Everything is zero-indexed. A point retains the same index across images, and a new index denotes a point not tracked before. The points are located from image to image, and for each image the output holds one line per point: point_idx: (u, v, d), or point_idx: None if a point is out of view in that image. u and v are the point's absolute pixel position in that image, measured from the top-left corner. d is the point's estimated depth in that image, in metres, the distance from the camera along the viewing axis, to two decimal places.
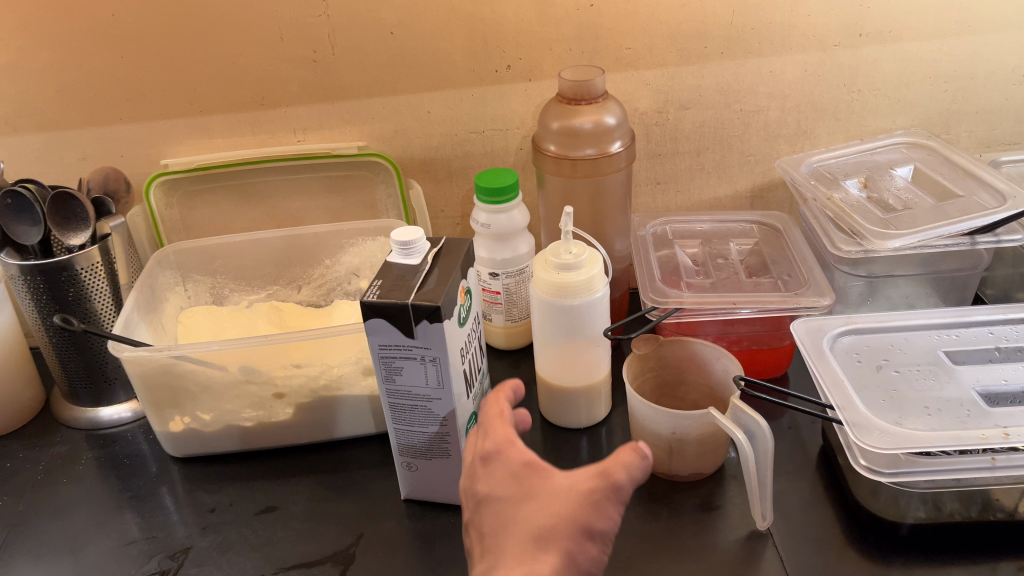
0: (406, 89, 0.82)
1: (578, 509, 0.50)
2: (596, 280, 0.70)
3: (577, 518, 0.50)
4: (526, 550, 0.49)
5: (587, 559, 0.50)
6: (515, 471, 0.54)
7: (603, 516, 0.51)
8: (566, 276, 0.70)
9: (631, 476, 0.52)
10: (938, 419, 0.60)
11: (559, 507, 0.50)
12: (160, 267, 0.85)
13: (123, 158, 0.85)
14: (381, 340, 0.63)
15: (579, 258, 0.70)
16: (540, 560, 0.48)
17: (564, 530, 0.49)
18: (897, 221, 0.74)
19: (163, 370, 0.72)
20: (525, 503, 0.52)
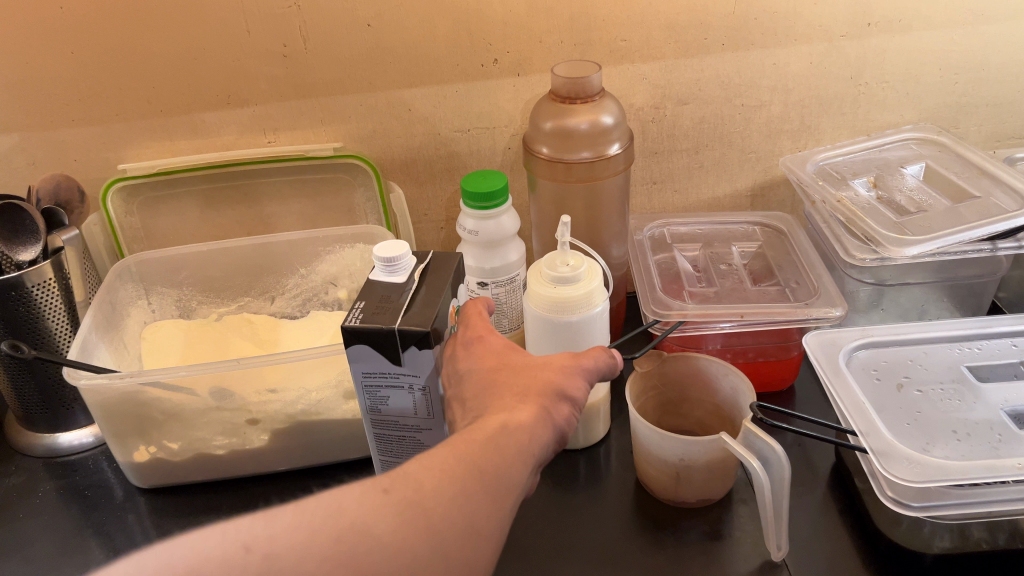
0: (385, 86, 0.76)
1: (556, 375, 0.53)
2: (596, 293, 0.65)
3: (554, 383, 0.52)
4: (507, 402, 0.50)
5: (560, 420, 0.51)
6: (498, 352, 0.56)
7: (573, 387, 0.54)
8: (564, 290, 0.64)
9: (595, 368, 0.56)
10: (968, 445, 0.56)
11: (537, 374, 0.53)
12: (120, 280, 0.78)
13: (77, 162, 0.78)
14: (364, 369, 0.58)
15: (577, 271, 0.64)
16: (521, 406, 0.50)
17: (544, 388, 0.51)
18: (912, 225, 0.70)
19: (125, 398, 0.66)
20: (505, 371, 0.53)
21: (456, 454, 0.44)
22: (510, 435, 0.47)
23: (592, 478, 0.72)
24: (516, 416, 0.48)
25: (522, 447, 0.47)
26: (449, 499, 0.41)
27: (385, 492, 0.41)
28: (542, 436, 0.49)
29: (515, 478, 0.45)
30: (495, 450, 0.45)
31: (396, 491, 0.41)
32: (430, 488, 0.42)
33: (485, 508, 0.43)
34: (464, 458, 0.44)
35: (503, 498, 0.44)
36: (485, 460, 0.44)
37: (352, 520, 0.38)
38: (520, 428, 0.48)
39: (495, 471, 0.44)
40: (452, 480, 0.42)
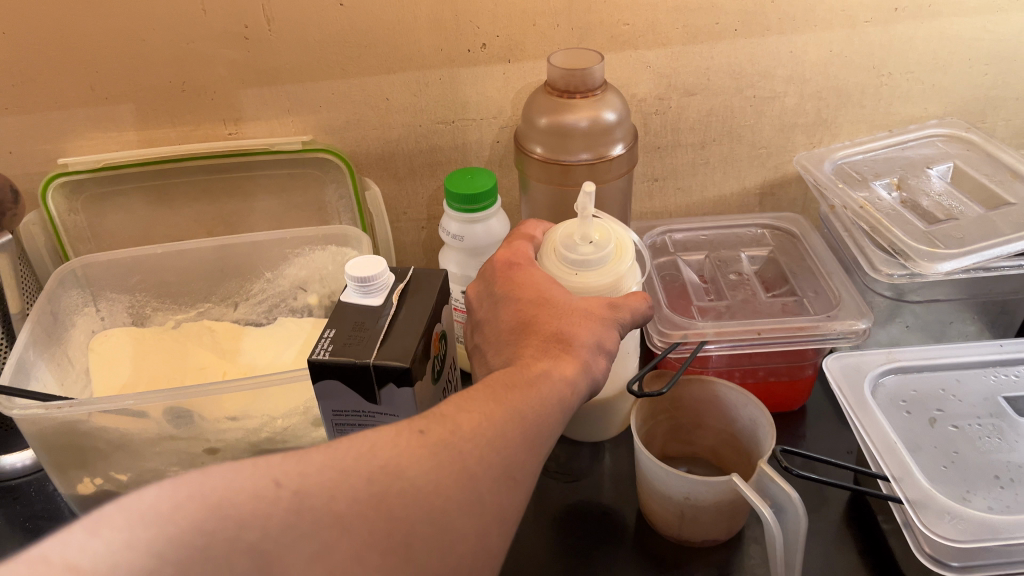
0: (360, 72, 0.67)
1: (600, 328, 0.49)
2: (628, 274, 0.56)
3: (598, 334, 0.49)
4: (546, 344, 0.47)
5: (598, 374, 0.48)
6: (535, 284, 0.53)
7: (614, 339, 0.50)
8: (590, 269, 0.55)
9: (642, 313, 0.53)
10: (1015, 494, 0.50)
11: (582, 318, 0.49)
12: (64, 286, 0.70)
13: (13, 154, 0.69)
14: (335, 406, 0.51)
15: (606, 250, 0.55)
16: (563, 354, 0.47)
17: (590, 339, 0.48)
18: (943, 237, 0.63)
19: (64, 427, 0.59)
20: (542, 307, 0.50)
21: (496, 398, 0.42)
22: (551, 385, 0.44)
23: (588, 510, 0.65)
24: (556, 364, 0.46)
25: (563, 397, 0.44)
26: (486, 443, 0.39)
27: (421, 433, 0.38)
28: (581, 390, 0.46)
29: (548, 430, 0.43)
30: (535, 400, 0.43)
31: (433, 432, 0.39)
32: (468, 433, 0.39)
33: (519, 453, 0.40)
34: (507, 407, 0.41)
35: (538, 448, 0.42)
36: (524, 410, 0.42)
37: (386, 463, 0.36)
38: (559, 380, 0.45)
39: (531, 424, 0.42)
40: (496, 423, 0.40)
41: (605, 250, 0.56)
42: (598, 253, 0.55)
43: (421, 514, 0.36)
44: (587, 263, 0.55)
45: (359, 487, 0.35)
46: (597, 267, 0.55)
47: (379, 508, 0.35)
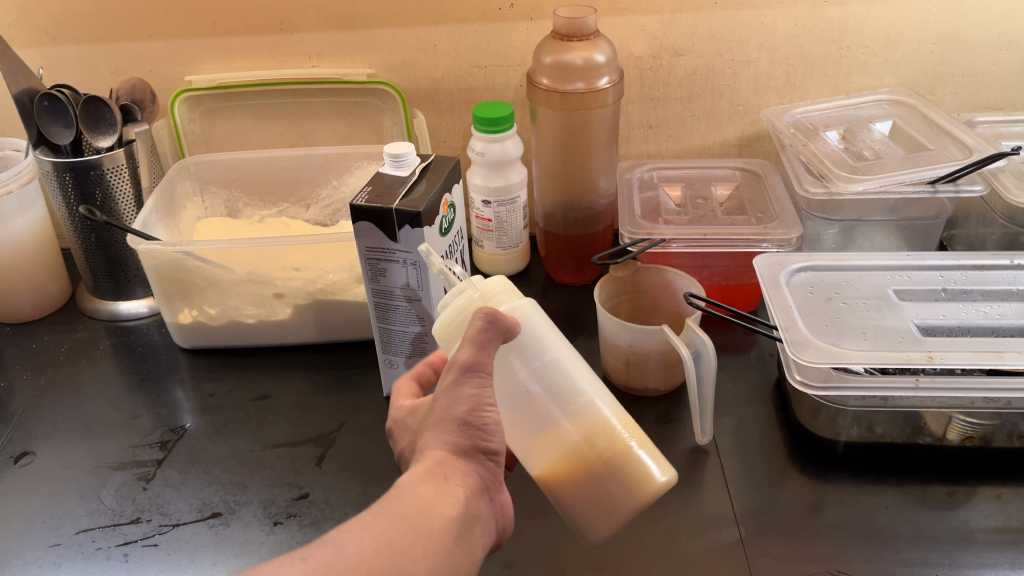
0: (415, 22, 0.87)
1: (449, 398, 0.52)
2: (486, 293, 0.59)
3: (453, 403, 0.52)
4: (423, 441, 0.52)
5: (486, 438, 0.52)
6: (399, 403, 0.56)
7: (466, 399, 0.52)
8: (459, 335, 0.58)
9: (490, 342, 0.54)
10: (872, 343, 0.65)
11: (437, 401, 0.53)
12: (181, 176, 0.92)
13: (152, 73, 0.91)
14: (367, 243, 0.69)
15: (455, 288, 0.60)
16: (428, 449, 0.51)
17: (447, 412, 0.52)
18: (865, 167, 0.78)
19: (173, 265, 0.79)
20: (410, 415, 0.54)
21: (376, 509, 0.47)
22: (429, 477, 0.49)
23: None
24: (428, 462, 0.50)
25: (442, 480, 0.50)
26: (376, 549, 0.44)
27: (304, 560, 0.43)
28: (458, 466, 0.51)
29: (439, 519, 0.48)
30: (416, 508, 0.47)
31: (314, 558, 0.43)
32: (355, 545, 0.44)
33: (417, 552, 0.45)
34: (383, 514, 0.47)
35: (437, 535, 0.47)
36: (403, 508, 0.47)
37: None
38: (433, 469, 0.50)
39: (417, 518, 0.47)
40: (377, 531, 0.45)
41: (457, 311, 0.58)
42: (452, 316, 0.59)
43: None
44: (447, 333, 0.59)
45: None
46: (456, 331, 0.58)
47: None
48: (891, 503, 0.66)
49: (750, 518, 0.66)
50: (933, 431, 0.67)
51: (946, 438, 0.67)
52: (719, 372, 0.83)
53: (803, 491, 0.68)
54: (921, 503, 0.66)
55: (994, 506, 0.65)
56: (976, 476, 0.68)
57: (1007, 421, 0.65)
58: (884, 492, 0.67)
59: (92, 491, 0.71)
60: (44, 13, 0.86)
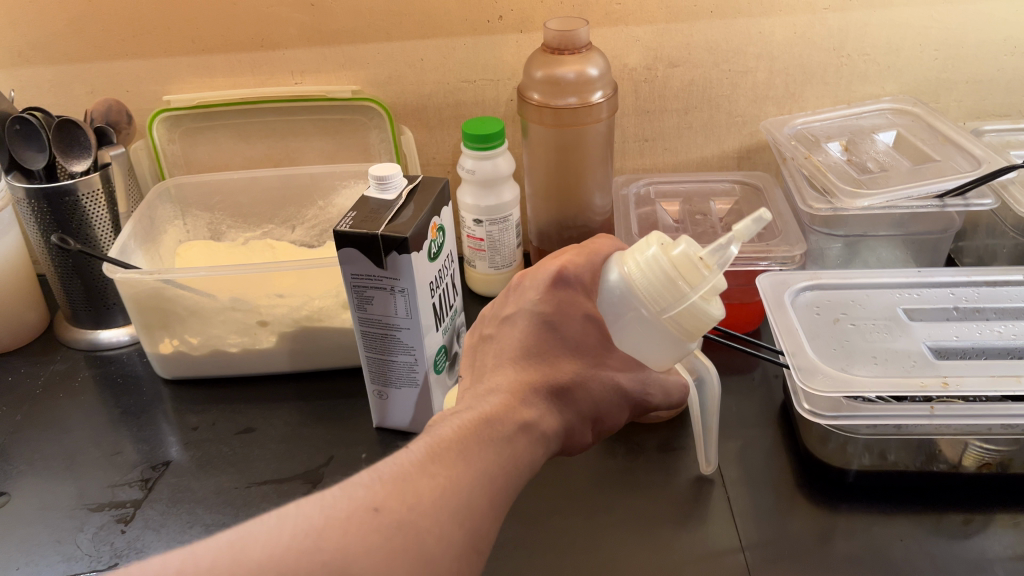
0: (400, 36, 0.84)
1: (605, 390, 0.56)
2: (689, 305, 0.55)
3: (594, 397, 0.55)
4: (537, 391, 0.53)
5: (577, 432, 0.56)
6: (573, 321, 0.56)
7: (614, 409, 0.57)
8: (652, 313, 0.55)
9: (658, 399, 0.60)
10: (883, 368, 0.62)
11: (593, 380, 0.55)
12: (161, 199, 0.88)
13: (128, 93, 0.88)
14: (353, 270, 0.66)
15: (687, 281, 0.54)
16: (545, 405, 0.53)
17: (583, 398, 0.55)
18: (869, 181, 0.75)
19: (153, 293, 0.76)
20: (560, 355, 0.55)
21: (469, 456, 0.47)
22: (530, 438, 0.51)
23: None
24: (540, 426, 0.52)
25: (538, 453, 0.52)
26: (452, 512, 0.44)
27: (375, 511, 0.42)
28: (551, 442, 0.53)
29: (518, 484, 0.49)
30: (514, 466, 0.49)
31: (387, 509, 0.42)
32: (431, 500, 0.44)
33: (489, 521, 0.46)
34: (477, 466, 0.47)
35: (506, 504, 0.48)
36: (498, 472, 0.48)
37: (332, 557, 0.39)
38: (540, 436, 0.52)
39: (504, 488, 0.48)
40: (460, 486, 0.45)
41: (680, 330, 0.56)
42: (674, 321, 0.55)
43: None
44: (667, 289, 0.54)
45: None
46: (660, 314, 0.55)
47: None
48: (905, 534, 0.63)
49: (757, 551, 0.63)
50: (949, 458, 0.64)
51: (963, 465, 0.64)
52: (723, 393, 0.80)
53: (813, 520, 0.65)
54: (937, 532, 0.63)
55: (1011, 534, 0.63)
56: (993, 503, 0.65)
57: None
58: (898, 522, 0.64)
59: (69, 535, 0.67)
60: (15, 32, 0.83)
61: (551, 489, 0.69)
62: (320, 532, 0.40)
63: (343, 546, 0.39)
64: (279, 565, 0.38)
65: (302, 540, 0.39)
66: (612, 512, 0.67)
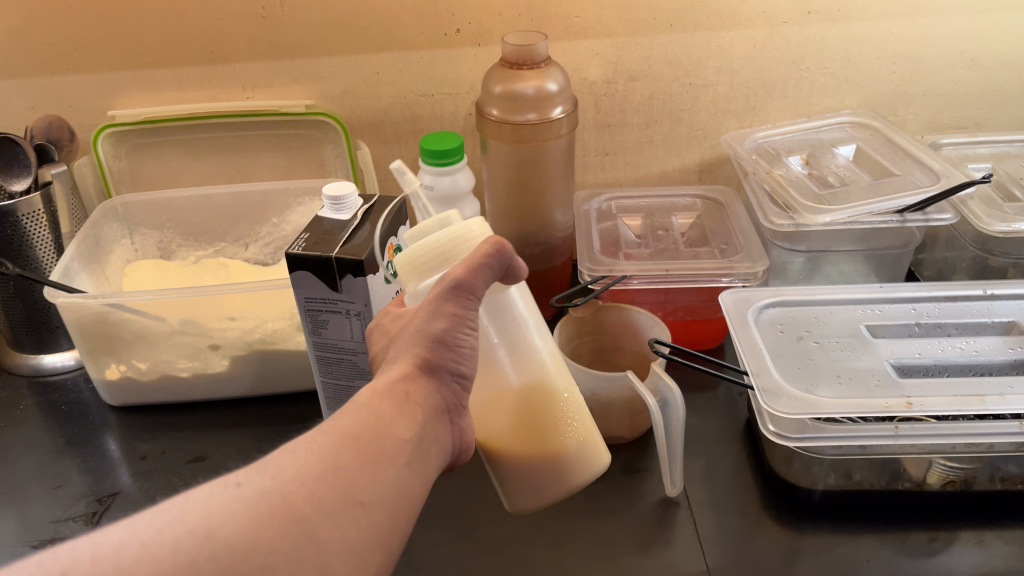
0: (354, 50, 0.82)
1: (426, 314, 0.50)
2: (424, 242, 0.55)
3: (421, 326, 0.50)
4: (385, 365, 0.51)
5: (449, 360, 0.51)
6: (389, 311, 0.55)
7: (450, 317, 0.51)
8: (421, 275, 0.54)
9: (481, 270, 0.51)
10: (848, 388, 0.61)
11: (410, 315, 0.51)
12: (106, 218, 0.85)
13: (71, 108, 0.85)
14: (307, 293, 0.63)
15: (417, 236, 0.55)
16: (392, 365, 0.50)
17: (415, 335, 0.50)
18: (831, 196, 0.75)
19: (98, 318, 0.73)
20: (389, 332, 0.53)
21: (323, 427, 0.44)
22: (379, 393, 0.47)
23: None
24: (388, 381, 0.48)
25: (402, 397, 0.47)
26: (319, 472, 0.41)
27: (237, 486, 0.39)
28: (421, 383, 0.49)
29: (394, 431, 0.45)
30: (371, 417, 0.45)
31: (249, 483, 0.39)
32: (295, 468, 0.41)
33: (365, 470, 0.42)
34: (338, 431, 0.44)
35: (388, 455, 0.44)
36: (356, 427, 0.44)
37: (197, 525, 0.36)
38: (392, 387, 0.48)
39: (369, 435, 0.44)
40: (320, 450, 0.42)
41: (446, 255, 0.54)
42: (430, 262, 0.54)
43: (243, 557, 0.36)
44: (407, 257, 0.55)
45: (166, 552, 0.35)
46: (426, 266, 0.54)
47: (198, 564, 0.35)
48: (871, 555, 0.62)
49: None
50: (913, 476, 0.64)
51: (927, 483, 0.64)
52: (687, 411, 0.79)
53: (778, 542, 0.64)
54: (903, 550, 0.63)
55: (976, 552, 0.62)
56: (958, 519, 0.65)
57: (988, 463, 0.62)
58: (864, 543, 0.63)
59: None
60: None
61: (514, 518, 0.67)
62: (183, 509, 0.38)
63: (207, 515, 0.37)
64: (142, 539, 0.35)
65: (164, 517, 0.37)
66: (576, 539, 0.65)
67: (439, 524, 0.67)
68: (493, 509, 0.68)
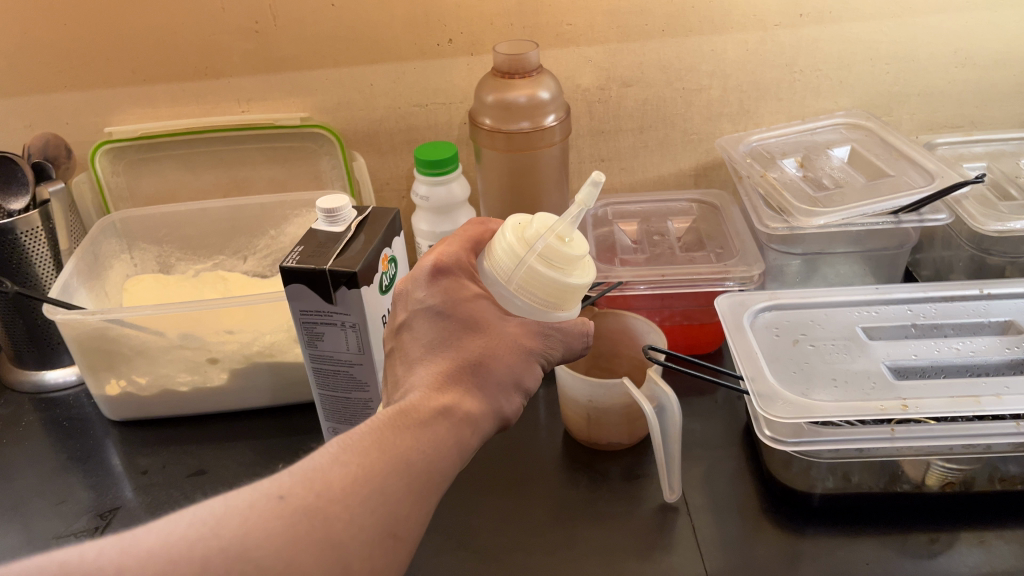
0: (348, 62, 0.82)
1: (522, 361, 0.53)
2: (553, 276, 0.54)
3: (513, 368, 0.52)
4: (452, 378, 0.50)
5: (508, 407, 0.52)
6: (464, 301, 0.54)
7: (532, 375, 0.54)
8: (525, 293, 0.55)
9: (569, 350, 0.56)
10: (843, 391, 0.61)
11: (501, 348, 0.52)
12: (105, 234, 0.85)
13: (68, 125, 0.86)
14: (302, 306, 0.64)
15: (547, 258, 0.54)
16: (461, 390, 0.50)
17: (504, 372, 0.52)
18: (825, 198, 0.75)
19: (97, 334, 0.73)
20: (463, 333, 0.52)
21: (382, 444, 0.44)
22: (453, 421, 0.48)
23: (528, 430, 0.79)
24: (460, 410, 0.49)
25: (467, 436, 0.48)
26: (364, 497, 0.41)
27: (280, 499, 0.39)
28: (483, 424, 0.50)
29: (445, 468, 0.46)
30: (436, 448, 0.45)
31: (292, 498, 0.39)
32: (342, 488, 0.41)
33: (408, 505, 0.42)
34: (392, 453, 0.43)
35: (430, 491, 0.44)
36: (412, 453, 0.44)
37: (231, 544, 0.36)
38: (467, 420, 0.48)
39: (424, 468, 0.44)
40: (374, 473, 0.42)
41: (555, 299, 0.55)
42: (538, 292, 0.55)
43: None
44: (528, 267, 0.54)
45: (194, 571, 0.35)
46: (543, 297, 0.55)
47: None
48: (872, 558, 0.62)
49: None
50: (912, 478, 0.64)
51: (926, 484, 0.64)
52: (687, 415, 0.79)
53: (778, 545, 0.64)
54: (904, 552, 0.62)
55: (978, 553, 0.62)
56: (959, 520, 0.65)
57: (987, 463, 0.62)
58: (865, 545, 0.63)
59: None
60: None
61: (515, 527, 0.67)
62: (217, 521, 0.37)
63: (242, 533, 0.37)
64: (171, 552, 0.35)
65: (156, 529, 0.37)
66: (576, 546, 0.65)
67: (439, 534, 0.67)
68: (492, 518, 0.68)
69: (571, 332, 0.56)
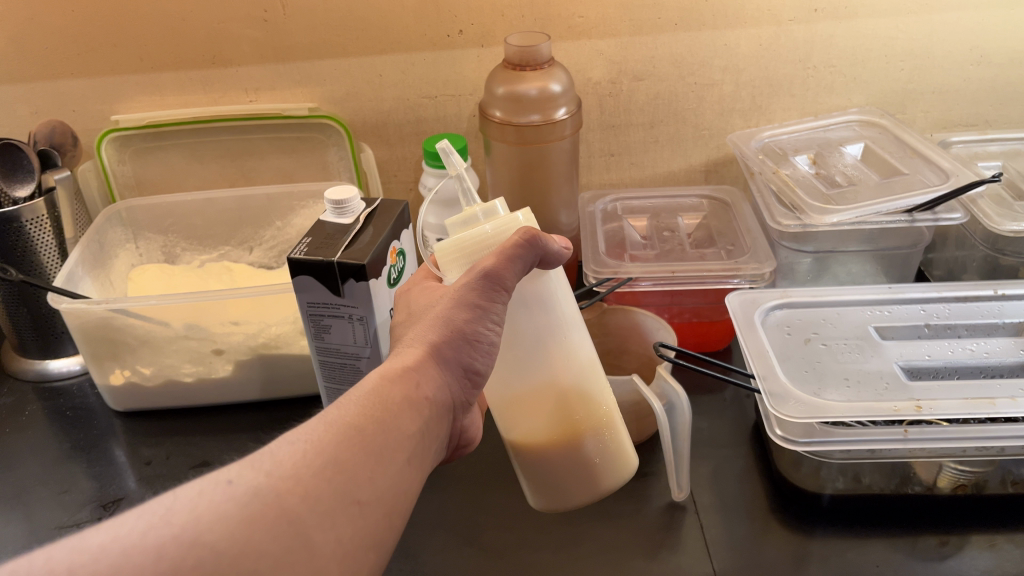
0: (357, 52, 0.82)
1: (451, 303, 0.51)
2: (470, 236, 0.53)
3: (451, 315, 0.50)
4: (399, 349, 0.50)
5: (466, 356, 0.51)
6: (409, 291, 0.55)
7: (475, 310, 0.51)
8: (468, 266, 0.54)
9: (517, 264, 0.51)
10: (856, 391, 0.60)
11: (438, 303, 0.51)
12: (110, 222, 0.85)
13: (74, 112, 0.85)
14: (309, 298, 0.63)
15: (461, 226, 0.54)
16: (405, 352, 0.49)
17: (444, 324, 0.50)
18: (838, 196, 0.74)
19: (102, 324, 0.73)
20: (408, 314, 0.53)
21: (328, 418, 0.43)
22: (393, 377, 0.47)
23: None
24: (401, 367, 0.48)
25: (413, 388, 0.47)
26: (317, 467, 0.40)
27: (228, 484, 0.38)
28: (433, 375, 0.49)
29: (397, 424, 0.45)
30: (375, 406, 0.45)
31: (241, 480, 0.38)
32: (292, 465, 0.40)
33: (367, 468, 0.42)
34: (338, 423, 0.43)
35: (391, 451, 0.43)
36: (358, 418, 0.43)
37: (183, 530, 0.35)
38: (403, 375, 0.47)
39: (374, 428, 0.43)
40: (324, 445, 0.41)
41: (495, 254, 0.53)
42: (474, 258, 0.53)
43: (231, 562, 0.35)
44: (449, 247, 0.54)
45: (157, 550, 0.35)
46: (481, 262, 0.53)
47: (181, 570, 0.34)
48: (881, 560, 0.61)
49: None
50: (924, 479, 0.63)
51: (938, 486, 0.63)
52: (695, 413, 0.79)
53: (785, 545, 0.63)
54: (913, 554, 0.62)
55: (988, 556, 0.61)
56: (969, 523, 0.64)
57: (999, 466, 0.62)
58: (874, 547, 0.63)
59: None
60: None
61: (519, 523, 0.67)
62: (174, 508, 0.37)
63: (195, 517, 0.36)
64: (123, 543, 0.34)
65: (152, 518, 0.36)
66: (581, 544, 0.65)
67: (444, 530, 0.66)
68: (497, 515, 0.68)
69: (513, 245, 0.50)
